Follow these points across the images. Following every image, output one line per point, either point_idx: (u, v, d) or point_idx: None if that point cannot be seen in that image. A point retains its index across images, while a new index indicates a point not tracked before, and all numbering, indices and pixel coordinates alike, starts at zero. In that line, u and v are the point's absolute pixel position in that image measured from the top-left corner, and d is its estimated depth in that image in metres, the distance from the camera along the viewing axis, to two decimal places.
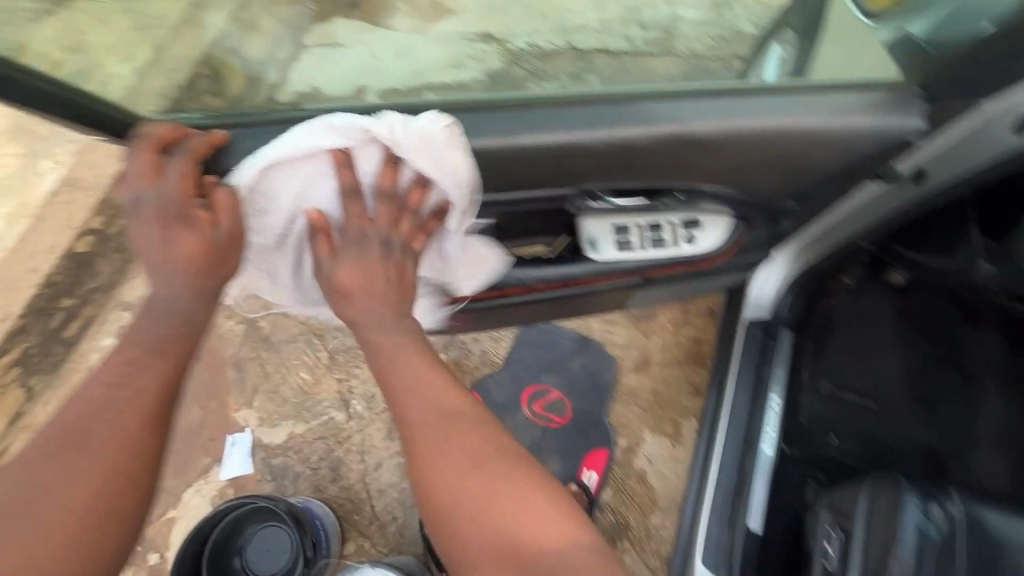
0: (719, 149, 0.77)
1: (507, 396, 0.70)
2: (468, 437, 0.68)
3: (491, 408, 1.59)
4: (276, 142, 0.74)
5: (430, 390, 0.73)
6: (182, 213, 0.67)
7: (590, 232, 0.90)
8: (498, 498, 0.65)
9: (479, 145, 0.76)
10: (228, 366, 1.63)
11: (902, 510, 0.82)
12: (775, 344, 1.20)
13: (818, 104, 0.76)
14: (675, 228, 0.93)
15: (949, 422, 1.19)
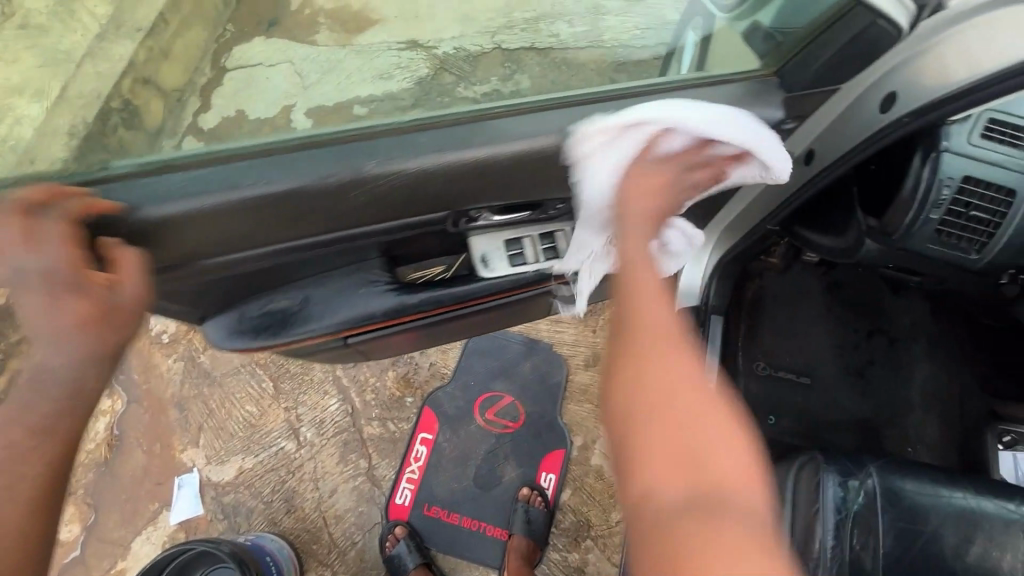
0: (588, 157, 0.74)
1: (660, 304, 0.57)
2: (629, 348, 0.54)
3: (444, 420, 1.57)
4: (125, 189, 0.65)
5: (648, 351, 0.54)
6: (69, 287, 0.59)
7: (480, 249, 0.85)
8: (665, 401, 0.49)
9: (321, 174, 0.68)
10: (170, 407, 1.57)
11: (821, 486, 0.82)
12: (707, 330, 1.20)
13: (681, 101, 0.72)
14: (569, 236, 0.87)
15: (881, 390, 1.21)
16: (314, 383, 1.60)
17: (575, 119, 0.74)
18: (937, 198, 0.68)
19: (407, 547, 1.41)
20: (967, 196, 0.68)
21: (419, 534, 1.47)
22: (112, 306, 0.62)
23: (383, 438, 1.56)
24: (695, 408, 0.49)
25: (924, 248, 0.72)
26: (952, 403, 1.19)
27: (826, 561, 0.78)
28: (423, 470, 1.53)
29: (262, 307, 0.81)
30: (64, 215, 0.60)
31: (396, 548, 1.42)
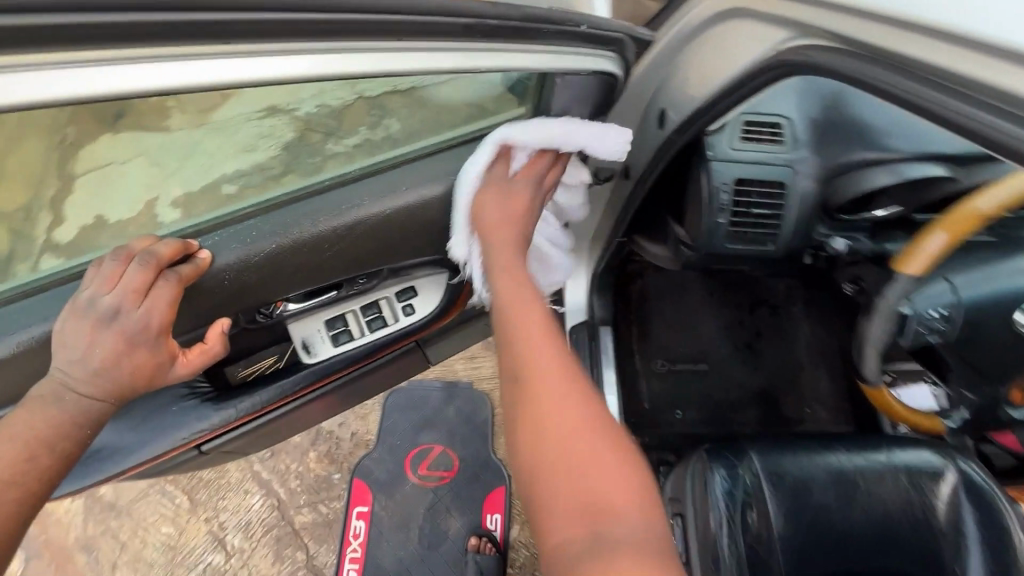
0: (398, 227, 0.73)
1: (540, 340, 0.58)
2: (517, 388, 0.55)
3: (376, 489, 1.51)
4: None
5: (531, 332, 0.59)
6: (169, 357, 0.62)
7: (297, 337, 0.78)
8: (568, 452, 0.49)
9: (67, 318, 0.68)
10: (76, 552, 1.44)
11: (709, 483, 0.83)
12: (599, 343, 1.21)
13: (459, 158, 0.76)
14: (392, 303, 0.82)
15: (770, 360, 1.26)
16: (233, 485, 1.51)
17: (384, 186, 0.71)
18: (720, 204, 0.76)
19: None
20: (747, 197, 0.75)
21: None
22: (190, 374, 0.65)
23: (317, 524, 1.48)
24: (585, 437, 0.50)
25: (723, 246, 0.79)
26: (835, 356, 1.27)
27: (725, 559, 0.79)
28: (365, 546, 1.45)
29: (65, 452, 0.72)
30: (183, 281, 0.60)
31: None
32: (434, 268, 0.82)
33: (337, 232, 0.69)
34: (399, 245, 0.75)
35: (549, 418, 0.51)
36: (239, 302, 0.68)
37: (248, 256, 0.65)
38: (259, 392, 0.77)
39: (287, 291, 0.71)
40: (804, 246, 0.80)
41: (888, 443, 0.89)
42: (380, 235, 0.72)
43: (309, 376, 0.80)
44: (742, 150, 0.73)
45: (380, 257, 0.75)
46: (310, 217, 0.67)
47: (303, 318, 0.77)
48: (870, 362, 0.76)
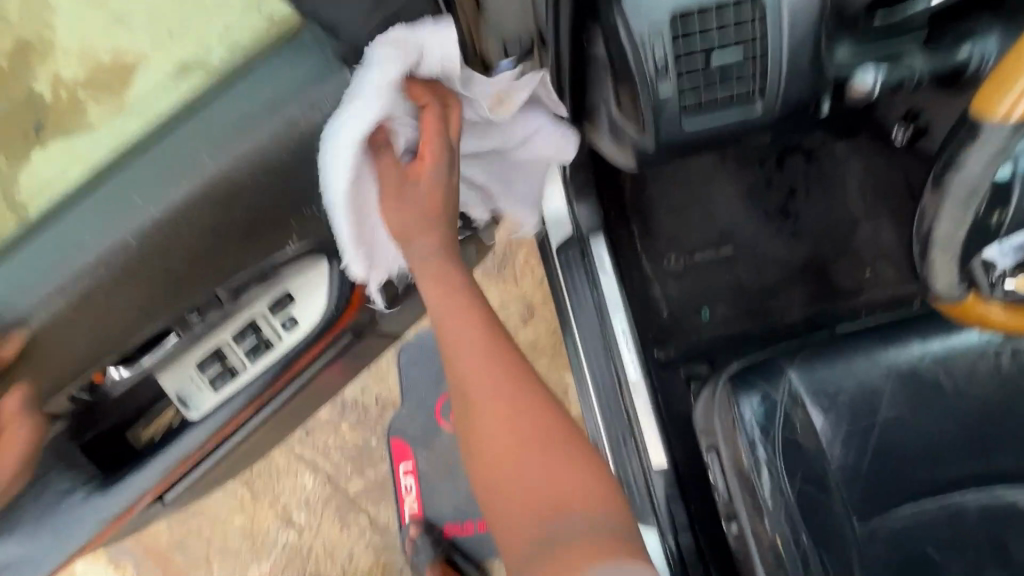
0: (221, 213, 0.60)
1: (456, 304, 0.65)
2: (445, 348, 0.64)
3: (415, 443, 1.49)
4: None
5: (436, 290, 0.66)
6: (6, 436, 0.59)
7: (171, 389, 0.74)
8: (492, 418, 0.60)
9: None
10: (172, 552, 1.56)
11: (740, 420, 0.65)
12: (592, 257, 0.99)
13: (254, 88, 0.58)
14: (268, 319, 0.75)
15: (813, 221, 1.00)
16: (282, 469, 1.53)
17: (174, 166, 0.57)
18: (658, 63, 0.54)
19: (422, 546, 1.40)
20: (698, 36, 0.54)
21: (436, 526, 1.45)
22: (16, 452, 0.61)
23: (370, 487, 1.50)
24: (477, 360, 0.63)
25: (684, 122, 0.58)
26: (901, 194, 0.98)
27: (770, 509, 0.63)
28: (420, 498, 1.47)
29: None
30: None
31: (413, 548, 1.41)
32: (293, 264, 0.72)
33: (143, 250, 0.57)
34: (242, 225, 0.63)
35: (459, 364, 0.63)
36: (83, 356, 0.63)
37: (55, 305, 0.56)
38: (162, 453, 0.74)
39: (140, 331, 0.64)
40: (811, 95, 0.58)
41: None
42: (192, 237, 0.60)
43: (202, 430, 0.75)
44: None
45: (226, 250, 0.63)
46: (90, 230, 0.56)
47: (169, 370, 0.73)
48: (939, 266, 0.51)
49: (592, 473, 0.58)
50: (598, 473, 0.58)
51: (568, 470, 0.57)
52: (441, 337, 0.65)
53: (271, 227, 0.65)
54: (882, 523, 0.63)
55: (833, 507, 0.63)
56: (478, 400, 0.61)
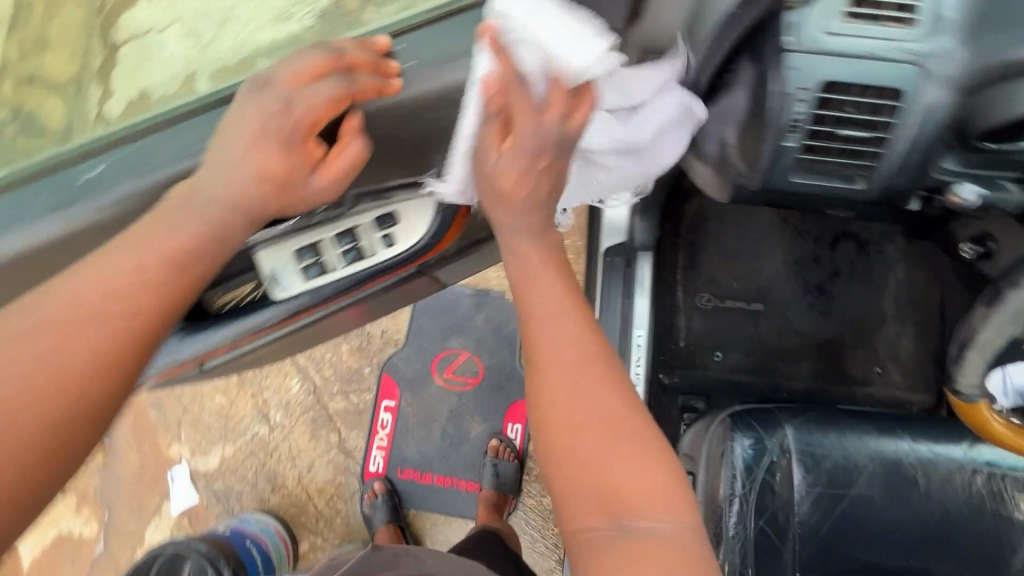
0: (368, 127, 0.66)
1: (554, 312, 0.59)
2: (534, 333, 0.58)
3: (404, 386, 1.54)
4: None
5: (551, 308, 0.59)
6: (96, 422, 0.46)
7: (266, 267, 0.74)
8: (582, 424, 0.54)
9: None
10: (149, 407, 1.63)
11: (727, 453, 0.72)
12: (634, 271, 1.06)
13: None
14: (370, 231, 0.77)
15: (846, 306, 1.05)
16: (275, 366, 1.59)
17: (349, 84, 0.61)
18: (791, 118, 0.57)
19: (382, 507, 1.44)
20: (836, 106, 0.56)
21: (398, 494, 1.50)
22: None
23: (349, 410, 1.56)
24: (575, 342, 0.57)
25: (787, 179, 0.62)
26: (931, 309, 1.03)
27: (727, 538, 0.70)
28: (391, 436, 1.53)
29: None
30: None
31: (372, 503, 1.46)
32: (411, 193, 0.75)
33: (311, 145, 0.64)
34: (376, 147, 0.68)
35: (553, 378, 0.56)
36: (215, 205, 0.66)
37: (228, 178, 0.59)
38: (242, 319, 0.76)
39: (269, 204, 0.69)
40: (912, 188, 0.61)
41: (970, 435, 0.73)
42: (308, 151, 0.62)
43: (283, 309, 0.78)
44: (839, 35, 0.53)
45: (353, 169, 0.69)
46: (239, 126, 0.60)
47: (271, 248, 0.73)
48: None
49: (666, 476, 0.53)
50: (667, 476, 0.53)
51: (660, 487, 0.52)
52: (520, 304, 0.61)
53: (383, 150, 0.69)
54: None
55: (782, 555, 0.69)
56: (568, 409, 0.54)
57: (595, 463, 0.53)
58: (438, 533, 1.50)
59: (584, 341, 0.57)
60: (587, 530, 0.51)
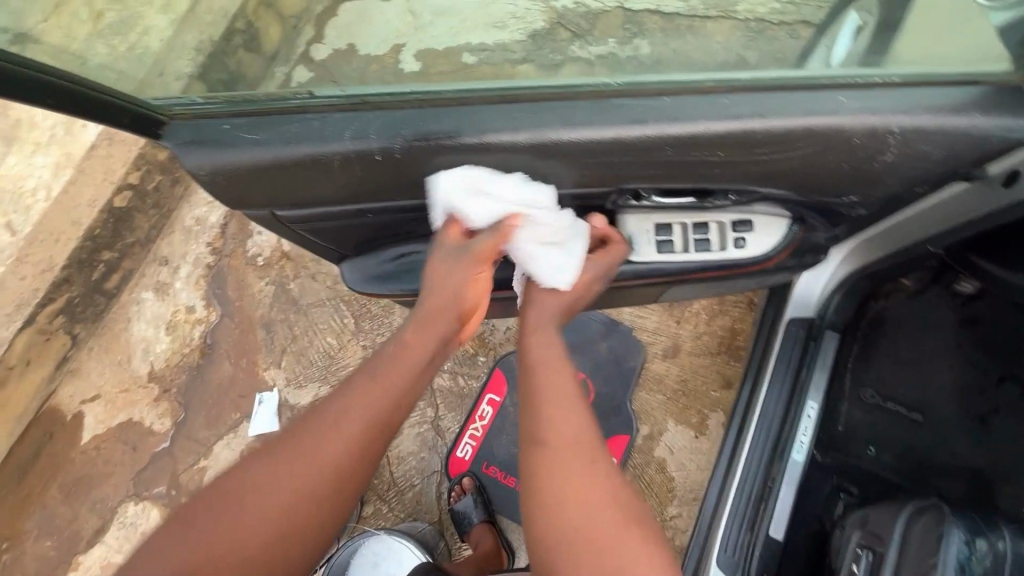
0: (797, 170, 0.68)
1: (581, 418, 0.71)
2: (563, 465, 0.68)
3: (513, 385, 1.56)
4: (269, 133, 0.70)
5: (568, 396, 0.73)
6: (319, 501, 0.65)
7: (628, 229, 0.84)
8: (584, 544, 0.62)
9: (375, 148, 0.69)
10: (258, 326, 1.65)
11: (943, 539, 0.76)
12: (819, 346, 1.12)
13: (917, 96, 0.62)
14: (723, 230, 0.82)
15: (1006, 443, 1.09)
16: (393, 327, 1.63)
17: (822, 110, 0.62)
18: None
19: (472, 502, 1.45)
20: None
21: (486, 492, 1.50)
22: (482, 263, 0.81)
23: (452, 391, 1.57)
24: (592, 430, 0.70)
25: None
26: None
27: None
28: (486, 429, 1.54)
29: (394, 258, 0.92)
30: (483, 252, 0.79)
31: (461, 501, 1.45)
32: (781, 208, 0.79)
33: (776, 155, 0.66)
34: (793, 174, 0.69)
35: (563, 478, 0.67)
36: (643, 168, 0.69)
37: (708, 155, 0.66)
38: None
39: (668, 179, 0.71)
40: None
41: None
42: (749, 161, 0.66)
43: (630, 270, 0.85)
44: None
45: (763, 179, 0.70)
46: (701, 111, 0.63)
47: (641, 214, 0.83)
48: None
49: None
50: None
51: None
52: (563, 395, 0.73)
53: (795, 185, 0.71)
54: None
55: None
56: (579, 511, 0.64)
57: None
58: (512, 541, 1.48)
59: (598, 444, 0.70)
60: None
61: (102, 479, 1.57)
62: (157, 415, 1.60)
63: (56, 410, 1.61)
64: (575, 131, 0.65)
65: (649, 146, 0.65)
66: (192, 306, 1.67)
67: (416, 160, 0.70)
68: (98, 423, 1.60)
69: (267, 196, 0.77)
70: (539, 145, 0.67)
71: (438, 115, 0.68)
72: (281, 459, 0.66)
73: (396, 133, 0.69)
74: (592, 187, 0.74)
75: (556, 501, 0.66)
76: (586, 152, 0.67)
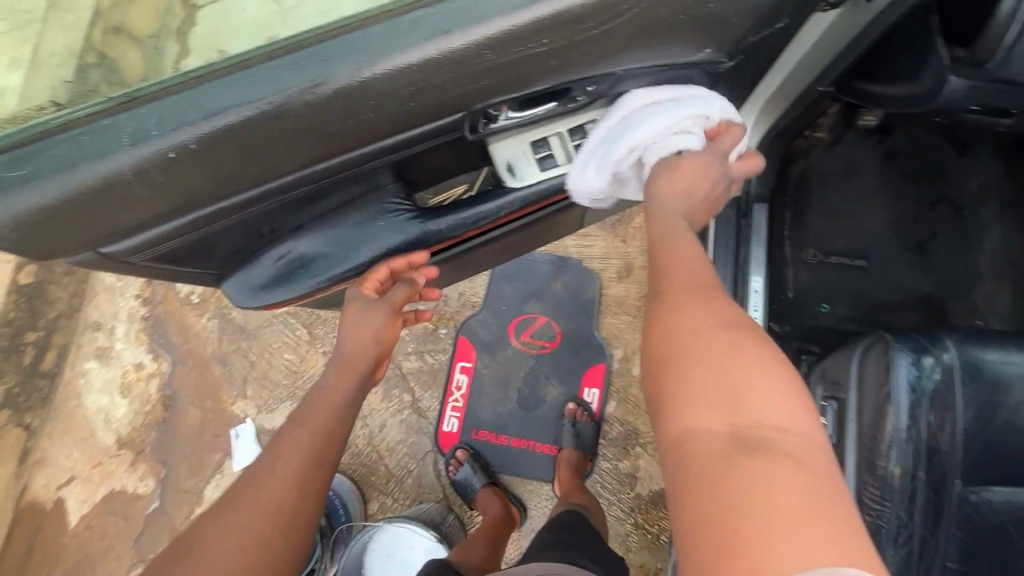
0: (629, 38, 0.62)
1: (695, 262, 0.63)
2: (668, 298, 0.59)
3: (480, 348, 1.54)
4: (35, 164, 0.57)
5: (678, 244, 0.66)
6: (318, 471, 0.79)
7: (501, 158, 0.75)
8: (722, 354, 0.50)
9: (155, 151, 0.57)
10: (213, 363, 1.60)
11: (892, 366, 0.76)
12: (749, 221, 1.11)
13: None
14: (601, 127, 0.76)
15: (946, 263, 1.11)
16: None
17: None
18: None
19: (471, 470, 1.45)
20: None
21: (481, 456, 1.50)
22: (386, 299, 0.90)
23: (423, 371, 1.55)
24: (697, 261, 0.63)
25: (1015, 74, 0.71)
26: None
27: (899, 444, 0.74)
28: (466, 397, 1.52)
29: (273, 261, 0.78)
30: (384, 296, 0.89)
31: (461, 471, 1.45)
32: (651, 88, 0.74)
33: (598, 28, 0.59)
34: (629, 45, 0.63)
35: (681, 321, 0.55)
36: (472, 83, 0.61)
37: (534, 46, 0.59)
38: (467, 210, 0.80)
39: (505, 86, 0.62)
40: None
41: None
42: (577, 49, 0.61)
43: (518, 201, 0.79)
44: None
45: (604, 59, 0.64)
46: (500, 2, 0.56)
47: (510, 137, 0.74)
48: None
49: (779, 384, 0.48)
50: (783, 381, 0.48)
51: (785, 403, 0.47)
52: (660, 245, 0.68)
53: (632, 56, 0.65)
54: (978, 492, 0.75)
55: (947, 461, 0.75)
56: (701, 333, 0.53)
57: (728, 380, 0.48)
58: (521, 496, 1.49)
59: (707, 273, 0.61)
60: (690, 427, 0.47)
61: (102, 555, 1.53)
62: (138, 478, 1.56)
63: (35, 502, 1.56)
64: (375, 64, 0.56)
65: (464, 57, 0.58)
66: (140, 362, 1.61)
67: (215, 147, 0.58)
68: (80, 503, 1.56)
69: (72, 238, 0.63)
70: (345, 93, 0.57)
71: (229, 87, 0.57)
72: (287, 453, 0.78)
73: (182, 123, 0.57)
74: (430, 125, 0.65)
75: (667, 320, 0.56)
76: (399, 85, 0.58)
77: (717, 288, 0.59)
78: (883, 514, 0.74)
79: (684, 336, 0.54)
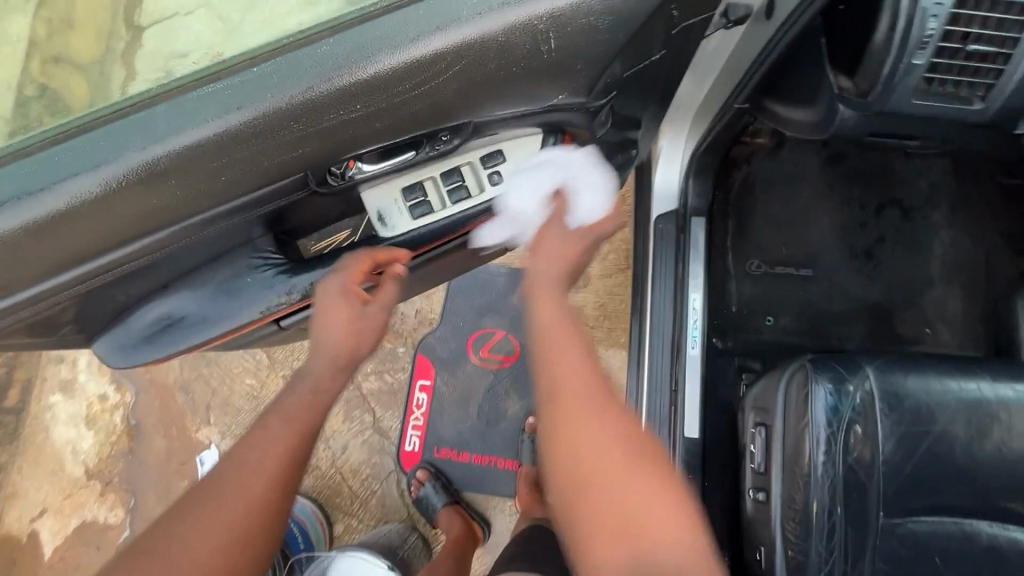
0: (463, 85, 0.64)
1: (576, 375, 0.61)
2: (562, 413, 0.60)
3: (439, 365, 1.53)
4: None
5: (561, 354, 0.63)
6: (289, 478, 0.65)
7: (372, 206, 0.75)
8: (618, 474, 0.56)
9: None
10: (176, 391, 1.60)
11: (811, 396, 0.73)
12: (688, 236, 1.07)
13: None
14: (475, 170, 0.76)
15: (894, 269, 1.08)
16: None
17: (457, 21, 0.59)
18: (922, 34, 0.63)
19: (432, 488, 1.44)
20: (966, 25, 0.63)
21: (444, 474, 1.49)
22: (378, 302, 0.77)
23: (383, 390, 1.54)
24: (577, 368, 0.62)
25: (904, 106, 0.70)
26: (978, 269, 1.06)
27: (818, 480, 0.72)
28: (426, 416, 1.51)
29: (145, 322, 0.75)
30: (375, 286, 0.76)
31: (421, 490, 1.45)
32: (521, 126, 0.74)
33: (429, 82, 0.62)
34: (469, 92, 0.66)
35: (581, 444, 0.57)
36: (291, 150, 0.63)
37: (347, 111, 0.61)
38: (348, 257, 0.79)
39: (352, 142, 0.65)
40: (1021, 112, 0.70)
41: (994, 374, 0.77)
42: (408, 102, 0.64)
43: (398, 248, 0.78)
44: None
45: (448, 110, 0.67)
46: (329, 63, 0.59)
47: (381, 185, 0.75)
48: None
49: (674, 509, 0.55)
50: (675, 506, 0.55)
51: (675, 519, 0.54)
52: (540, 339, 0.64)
53: (482, 101, 0.68)
54: (904, 524, 0.72)
55: (867, 495, 0.72)
56: (600, 453, 0.57)
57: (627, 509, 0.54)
58: (485, 513, 1.49)
59: (591, 384, 0.61)
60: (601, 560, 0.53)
61: None
62: (109, 508, 1.57)
63: (10, 535, 1.58)
64: (214, 124, 0.58)
65: (291, 116, 0.60)
66: (104, 393, 1.61)
67: (61, 220, 0.58)
68: (54, 534, 1.58)
69: None
70: (195, 157, 0.59)
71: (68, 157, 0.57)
72: (254, 452, 0.64)
73: (24, 197, 0.57)
74: (283, 178, 0.65)
75: (563, 447, 0.58)
76: (241, 141, 0.60)
77: (611, 392, 0.61)
78: (807, 549, 0.72)
79: (585, 457, 0.57)
